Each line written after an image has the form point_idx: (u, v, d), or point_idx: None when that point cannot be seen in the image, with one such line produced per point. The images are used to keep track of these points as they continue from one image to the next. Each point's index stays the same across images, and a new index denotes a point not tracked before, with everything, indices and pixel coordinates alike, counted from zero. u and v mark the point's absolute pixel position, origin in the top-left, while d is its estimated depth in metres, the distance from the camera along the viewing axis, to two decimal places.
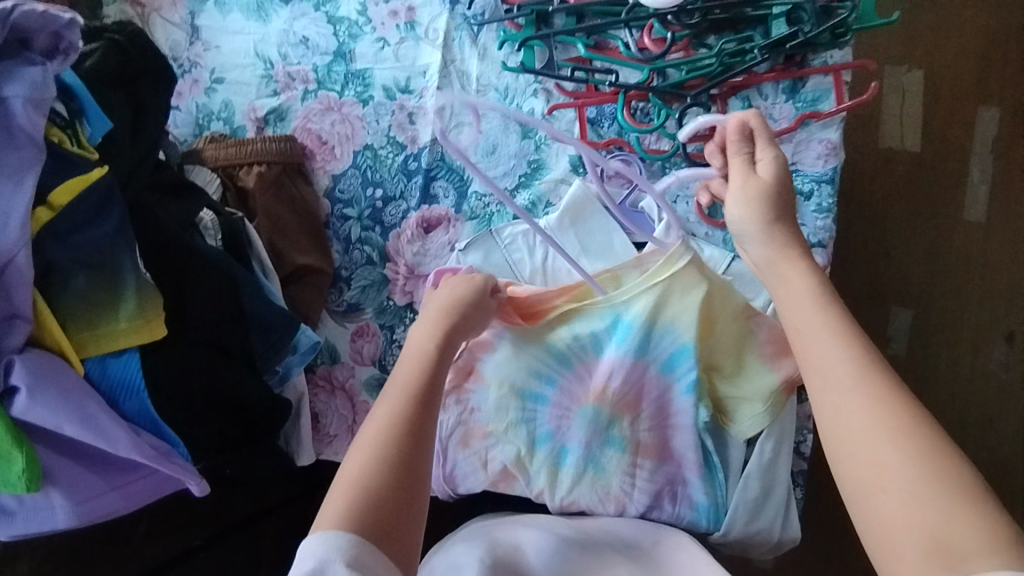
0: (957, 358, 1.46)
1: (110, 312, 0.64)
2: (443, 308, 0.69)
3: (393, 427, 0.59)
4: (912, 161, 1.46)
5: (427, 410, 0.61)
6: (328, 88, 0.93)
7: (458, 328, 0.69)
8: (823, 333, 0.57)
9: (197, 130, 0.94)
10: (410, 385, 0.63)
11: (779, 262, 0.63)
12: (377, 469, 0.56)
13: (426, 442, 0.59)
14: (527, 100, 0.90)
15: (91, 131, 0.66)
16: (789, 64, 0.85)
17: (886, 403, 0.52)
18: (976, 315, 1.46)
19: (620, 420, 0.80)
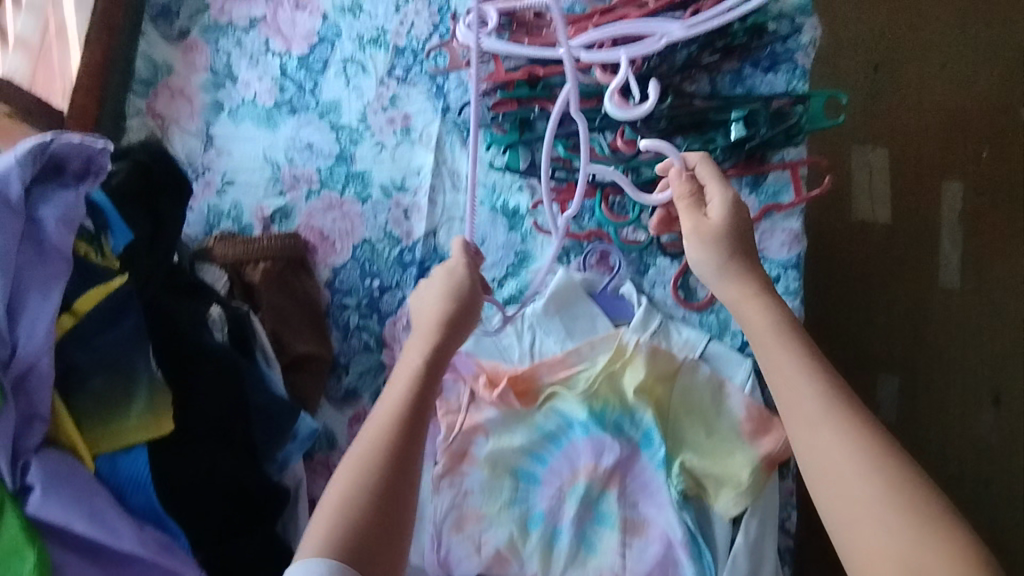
0: (947, 422, 1.52)
1: (121, 410, 0.68)
2: (433, 323, 0.71)
3: (372, 454, 0.62)
4: (887, 232, 1.47)
5: (412, 434, 0.64)
6: (329, 188, 1.01)
7: (445, 345, 0.70)
8: (795, 369, 0.63)
9: (207, 229, 1.02)
10: (395, 409, 0.65)
11: (741, 302, 0.69)
12: (356, 497, 0.60)
13: (409, 467, 0.63)
14: (513, 195, 0.98)
15: (115, 242, 0.73)
16: (750, 162, 0.93)
17: (855, 437, 0.59)
18: (962, 379, 1.54)
19: (609, 496, 0.83)
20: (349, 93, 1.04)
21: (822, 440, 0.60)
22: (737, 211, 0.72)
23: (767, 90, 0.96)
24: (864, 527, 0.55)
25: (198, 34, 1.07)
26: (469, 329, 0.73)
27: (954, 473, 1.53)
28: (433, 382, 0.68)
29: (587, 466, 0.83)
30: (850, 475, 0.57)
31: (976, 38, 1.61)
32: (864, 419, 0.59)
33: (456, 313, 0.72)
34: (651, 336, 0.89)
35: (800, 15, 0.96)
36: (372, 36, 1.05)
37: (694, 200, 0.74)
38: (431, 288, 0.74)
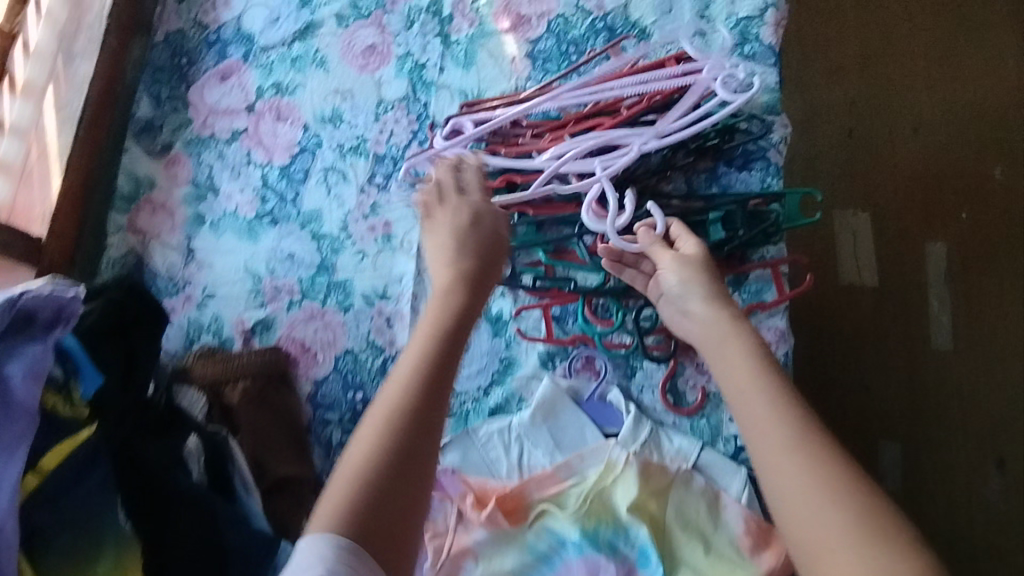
0: (952, 487, 1.44)
1: (87, 569, 0.65)
2: (455, 279, 0.74)
3: (396, 399, 0.62)
4: (874, 295, 1.52)
5: (435, 383, 0.64)
6: (311, 298, 1.00)
7: (467, 308, 0.72)
8: (764, 395, 0.62)
9: (187, 343, 1.00)
10: (419, 356, 0.66)
11: (724, 328, 0.70)
12: (379, 443, 0.60)
13: (432, 415, 0.62)
14: (495, 301, 0.97)
15: (84, 388, 0.71)
16: (731, 260, 0.93)
17: (822, 459, 0.57)
18: (964, 442, 1.46)
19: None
20: (330, 202, 1.04)
21: (774, 431, 0.60)
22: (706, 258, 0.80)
23: (743, 188, 0.96)
24: (815, 523, 0.54)
25: (180, 147, 1.08)
26: (488, 287, 0.76)
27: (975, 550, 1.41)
28: (456, 333, 0.69)
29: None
30: (802, 477, 0.56)
31: (943, 100, 1.60)
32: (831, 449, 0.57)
33: (476, 270, 0.76)
34: (641, 447, 0.87)
35: (768, 115, 0.98)
36: (352, 144, 1.06)
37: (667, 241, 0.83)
38: (454, 259, 0.76)
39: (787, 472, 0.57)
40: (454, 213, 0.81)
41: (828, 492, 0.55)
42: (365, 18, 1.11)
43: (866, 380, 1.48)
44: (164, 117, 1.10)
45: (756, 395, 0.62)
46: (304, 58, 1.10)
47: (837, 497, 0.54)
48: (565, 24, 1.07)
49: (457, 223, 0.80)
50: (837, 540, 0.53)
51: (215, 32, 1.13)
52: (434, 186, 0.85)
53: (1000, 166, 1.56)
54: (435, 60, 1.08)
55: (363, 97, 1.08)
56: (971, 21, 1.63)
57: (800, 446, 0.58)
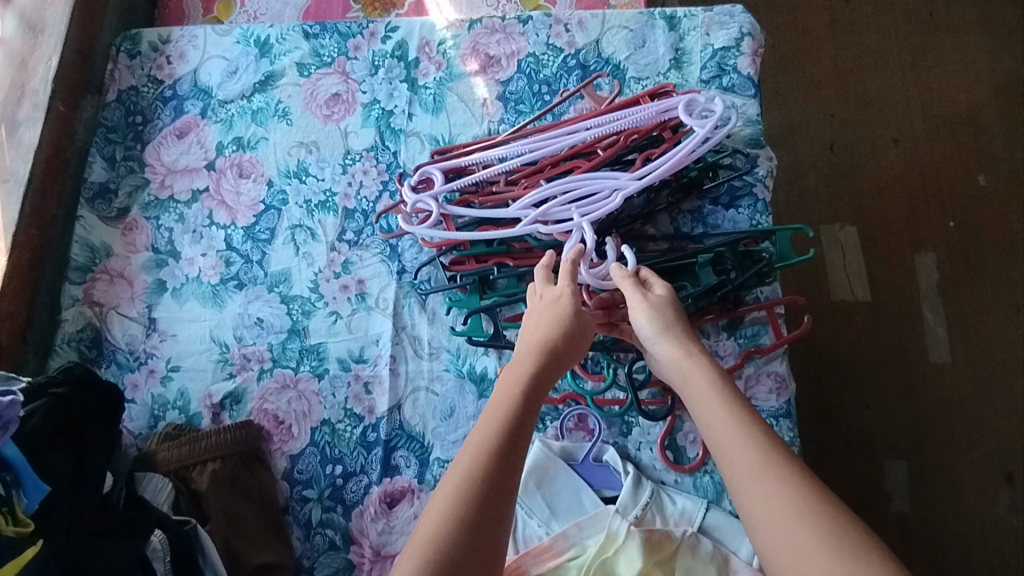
0: (964, 505, 1.36)
1: None
2: (539, 347, 0.69)
3: (472, 470, 0.59)
4: (868, 311, 1.47)
5: (511, 458, 0.61)
6: (283, 365, 0.95)
7: (548, 371, 0.68)
8: (731, 419, 0.60)
9: (151, 422, 0.93)
10: (495, 426, 0.63)
11: (685, 361, 0.67)
12: (450, 516, 0.57)
13: (505, 490, 0.59)
14: (479, 359, 0.92)
15: (28, 501, 0.63)
16: (725, 304, 0.89)
17: (791, 481, 0.55)
18: (972, 456, 1.39)
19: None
20: (299, 262, 0.99)
21: (740, 456, 0.58)
22: (674, 301, 0.72)
23: (731, 226, 0.93)
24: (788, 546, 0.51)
25: (138, 212, 1.03)
26: (570, 359, 0.71)
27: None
28: (533, 407, 0.65)
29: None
30: (773, 500, 0.54)
31: (923, 110, 1.58)
32: (799, 472, 0.56)
33: (562, 338, 0.70)
34: (643, 510, 0.81)
35: (751, 148, 0.95)
36: (320, 200, 1.01)
37: (638, 281, 0.75)
38: (535, 322, 0.73)
39: (756, 494, 0.55)
40: (535, 290, 0.78)
41: (798, 512, 0.53)
42: (328, 66, 1.07)
43: (866, 398, 1.42)
44: (120, 180, 1.05)
45: (722, 417, 0.61)
46: (266, 110, 1.06)
47: (804, 513, 0.52)
48: (536, 64, 1.04)
49: (538, 295, 0.76)
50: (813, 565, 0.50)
51: (171, 87, 1.09)
52: (534, 279, 0.79)
53: (983, 173, 1.54)
54: (403, 107, 1.04)
55: (329, 149, 1.03)
56: (944, 29, 1.62)
57: (767, 466, 0.56)
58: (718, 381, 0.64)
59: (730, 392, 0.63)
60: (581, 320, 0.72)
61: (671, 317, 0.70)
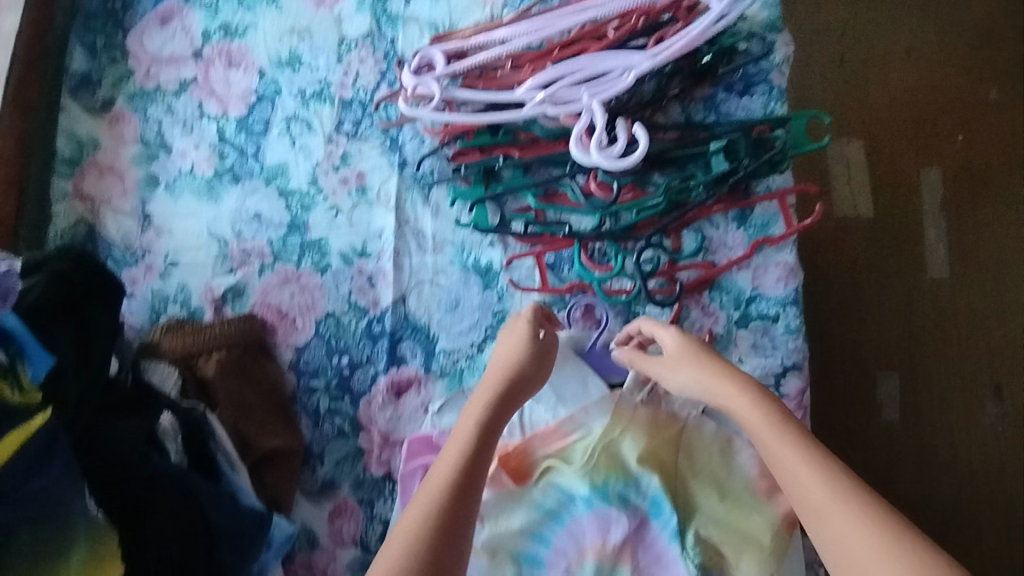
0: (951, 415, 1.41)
1: (60, 562, 0.60)
2: (499, 375, 0.75)
3: (431, 502, 0.62)
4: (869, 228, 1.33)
5: (467, 491, 0.63)
6: (284, 260, 0.93)
7: (500, 412, 0.72)
8: (793, 454, 0.64)
9: (153, 317, 0.92)
10: (453, 461, 0.66)
11: (730, 393, 0.71)
12: (416, 546, 0.59)
13: (461, 522, 0.62)
14: (484, 252, 0.91)
15: (34, 371, 0.62)
16: (734, 193, 0.87)
17: (862, 513, 0.58)
18: (961, 371, 1.42)
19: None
20: (295, 154, 0.95)
21: (810, 492, 0.62)
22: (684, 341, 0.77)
23: (744, 115, 0.90)
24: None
25: (124, 103, 0.98)
26: (525, 396, 0.75)
27: (970, 483, 1.41)
28: (489, 439, 0.69)
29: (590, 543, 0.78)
30: (850, 530, 0.58)
31: (936, 19, 1.52)
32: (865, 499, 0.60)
33: (516, 376, 0.74)
34: (648, 395, 0.83)
35: (770, 34, 0.91)
36: (315, 90, 0.97)
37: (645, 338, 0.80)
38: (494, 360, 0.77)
39: (828, 524, 0.59)
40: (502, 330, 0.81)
41: (873, 539, 0.57)
42: None
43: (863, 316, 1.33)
44: (102, 71, 0.99)
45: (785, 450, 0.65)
46: None
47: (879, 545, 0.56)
48: None
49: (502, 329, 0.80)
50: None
51: None
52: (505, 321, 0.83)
53: (994, 90, 1.55)
54: None
55: (323, 36, 0.98)
56: None
57: (837, 496, 0.60)
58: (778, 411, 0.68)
59: (788, 421, 0.67)
60: (536, 358, 0.76)
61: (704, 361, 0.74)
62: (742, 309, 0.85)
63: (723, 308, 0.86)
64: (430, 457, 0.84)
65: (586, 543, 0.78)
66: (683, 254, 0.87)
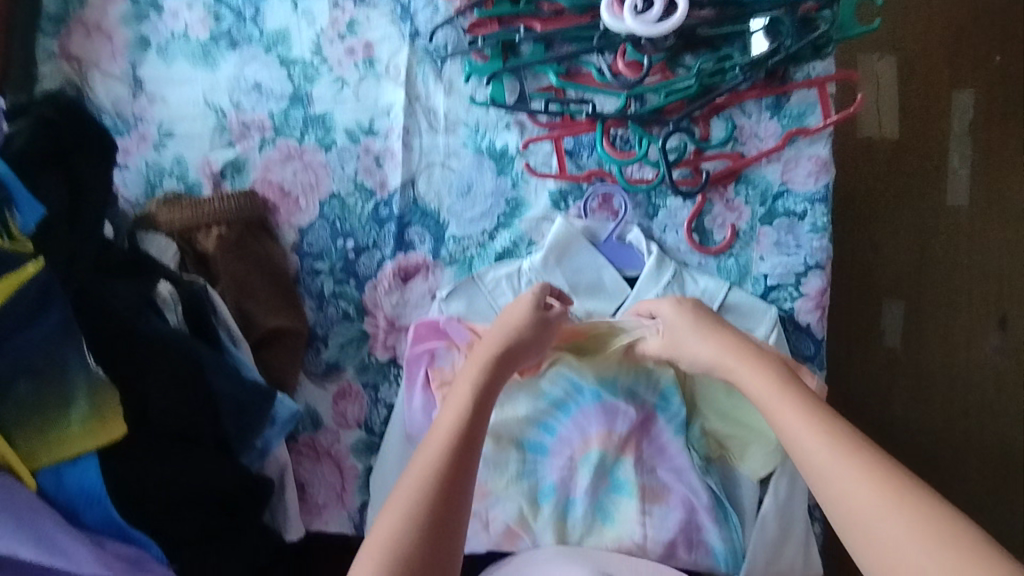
0: (952, 347, 1.32)
1: (60, 416, 0.58)
2: (497, 342, 0.71)
3: (428, 473, 0.58)
4: (893, 150, 1.28)
5: (466, 461, 0.60)
6: (286, 135, 0.87)
7: (495, 380, 0.69)
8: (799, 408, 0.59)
9: (148, 190, 0.88)
10: (450, 429, 0.62)
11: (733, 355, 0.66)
12: (412, 520, 0.55)
13: (461, 492, 0.58)
14: (500, 134, 0.85)
15: (23, 220, 0.59)
16: (771, 80, 0.81)
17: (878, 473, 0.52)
18: (968, 302, 1.33)
19: (624, 465, 0.77)
20: (298, 20, 0.88)
21: (815, 458, 0.55)
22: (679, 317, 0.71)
23: None
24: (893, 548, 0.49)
25: None
26: (524, 362, 0.72)
27: (962, 414, 1.31)
28: (485, 411, 0.65)
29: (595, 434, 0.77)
30: (856, 490, 0.52)
31: None
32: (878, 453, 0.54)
33: (515, 341, 0.71)
34: (665, 289, 0.80)
35: None
36: None
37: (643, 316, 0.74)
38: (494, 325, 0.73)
39: (833, 485, 0.53)
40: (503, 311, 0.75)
41: (886, 504, 0.51)
42: None
43: (878, 239, 1.28)
44: None
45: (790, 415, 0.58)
46: None
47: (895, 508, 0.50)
48: None
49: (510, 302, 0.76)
50: (915, 556, 0.48)
51: None
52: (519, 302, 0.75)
53: None
54: None
55: None
56: None
57: (850, 461, 0.54)
58: (780, 376, 0.62)
59: (791, 383, 0.61)
60: (537, 323, 0.73)
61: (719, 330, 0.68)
62: (767, 205, 0.81)
63: (748, 203, 0.81)
64: (438, 341, 0.80)
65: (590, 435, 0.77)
66: (712, 143, 0.81)
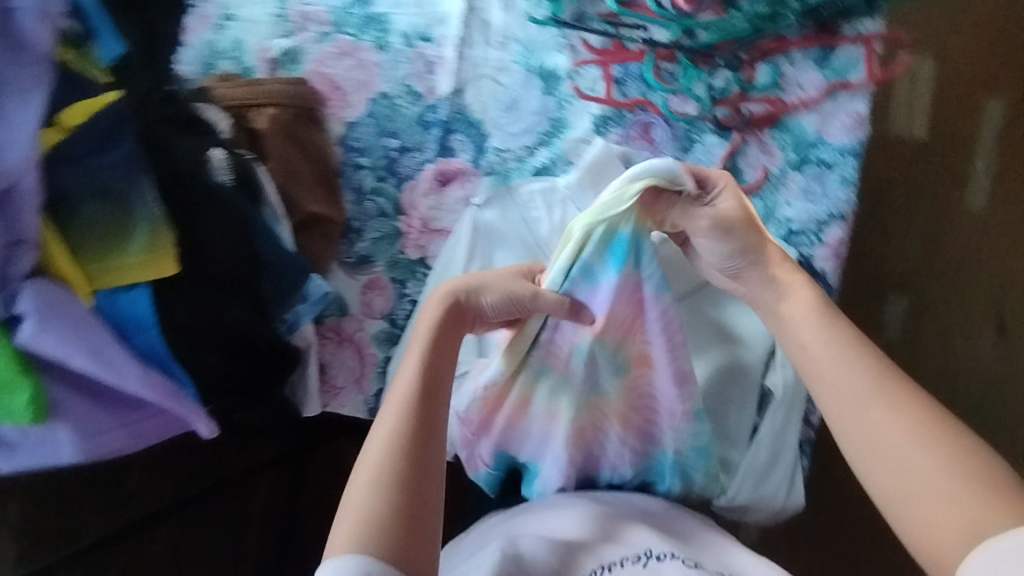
0: (945, 344, 1.32)
1: (120, 242, 0.63)
2: (448, 296, 0.66)
3: (393, 438, 0.58)
4: (918, 150, 1.31)
5: (428, 419, 0.60)
6: (344, 31, 0.90)
7: (450, 337, 0.65)
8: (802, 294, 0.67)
9: (203, 68, 0.89)
10: (407, 392, 0.61)
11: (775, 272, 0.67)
12: (388, 482, 0.56)
13: (429, 447, 0.59)
14: (551, 55, 0.88)
15: (103, 50, 0.62)
16: (822, 32, 0.84)
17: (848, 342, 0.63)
18: (968, 304, 1.33)
19: (619, 347, 0.70)
20: None
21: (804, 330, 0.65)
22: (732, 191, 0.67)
23: None
24: (920, 477, 0.55)
25: None
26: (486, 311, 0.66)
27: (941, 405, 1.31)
28: (439, 370, 0.63)
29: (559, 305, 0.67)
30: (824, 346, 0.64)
31: None
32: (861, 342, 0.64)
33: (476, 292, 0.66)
34: None
35: None
36: None
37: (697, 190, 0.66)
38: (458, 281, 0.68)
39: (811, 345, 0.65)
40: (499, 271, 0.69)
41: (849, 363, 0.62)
42: None
43: (889, 233, 1.31)
44: None
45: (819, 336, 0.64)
46: None
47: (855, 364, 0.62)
48: None
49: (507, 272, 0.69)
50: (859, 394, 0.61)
51: None
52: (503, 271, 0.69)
53: None
54: None
55: None
56: None
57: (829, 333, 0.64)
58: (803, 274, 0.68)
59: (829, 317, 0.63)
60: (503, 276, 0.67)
61: (761, 241, 0.67)
62: (800, 153, 0.84)
63: (782, 148, 0.84)
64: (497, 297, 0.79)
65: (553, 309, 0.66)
66: (756, 88, 0.84)
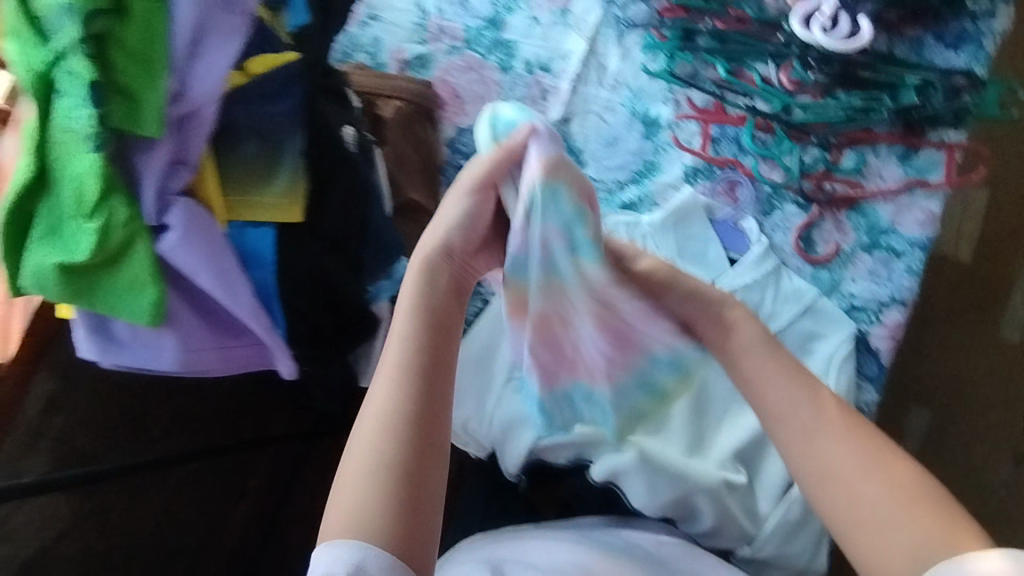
0: (964, 469, 1.27)
1: (264, 183, 0.69)
2: (429, 252, 0.60)
3: (391, 417, 0.56)
4: (961, 271, 1.36)
5: (429, 395, 0.58)
6: (473, 49, 0.99)
7: (445, 308, 0.61)
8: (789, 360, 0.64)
9: (343, 57, 0.99)
10: (402, 366, 0.58)
11: None
12: (386, 464, 0.55)
13: (430, 424, 0.57)
14: (656, 105, 0.96)
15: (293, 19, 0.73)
16: (908, 133, 0.91)
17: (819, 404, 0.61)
18: (996, 432, 1.29)
19: (577, 213, 0.55)
20: None
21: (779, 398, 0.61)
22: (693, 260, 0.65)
23: (945, 64, 0.93)
24: (869, 508, 0.56)
25: None
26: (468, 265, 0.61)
27: None
28: (436, 342, 0.59)
29: (492, 162, 0.56)
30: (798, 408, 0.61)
31: None
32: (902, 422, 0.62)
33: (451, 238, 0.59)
34: (763, 276, 0.86)
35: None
36: None
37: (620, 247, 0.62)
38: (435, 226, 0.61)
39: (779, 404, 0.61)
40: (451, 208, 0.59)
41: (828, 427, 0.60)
42: None
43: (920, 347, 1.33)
44: None
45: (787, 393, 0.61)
46: None
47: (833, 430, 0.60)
48: None
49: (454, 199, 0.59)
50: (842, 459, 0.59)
51: None
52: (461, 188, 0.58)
53: None
54: None
55: None
56: None
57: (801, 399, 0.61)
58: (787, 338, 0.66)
59: None
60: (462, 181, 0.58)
61: None
62: (872, 237, 0.89)
63: (856, 230, 0.90)
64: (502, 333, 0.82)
65: (494, 171, 0.56)
66: (841, 170, 0.91)
